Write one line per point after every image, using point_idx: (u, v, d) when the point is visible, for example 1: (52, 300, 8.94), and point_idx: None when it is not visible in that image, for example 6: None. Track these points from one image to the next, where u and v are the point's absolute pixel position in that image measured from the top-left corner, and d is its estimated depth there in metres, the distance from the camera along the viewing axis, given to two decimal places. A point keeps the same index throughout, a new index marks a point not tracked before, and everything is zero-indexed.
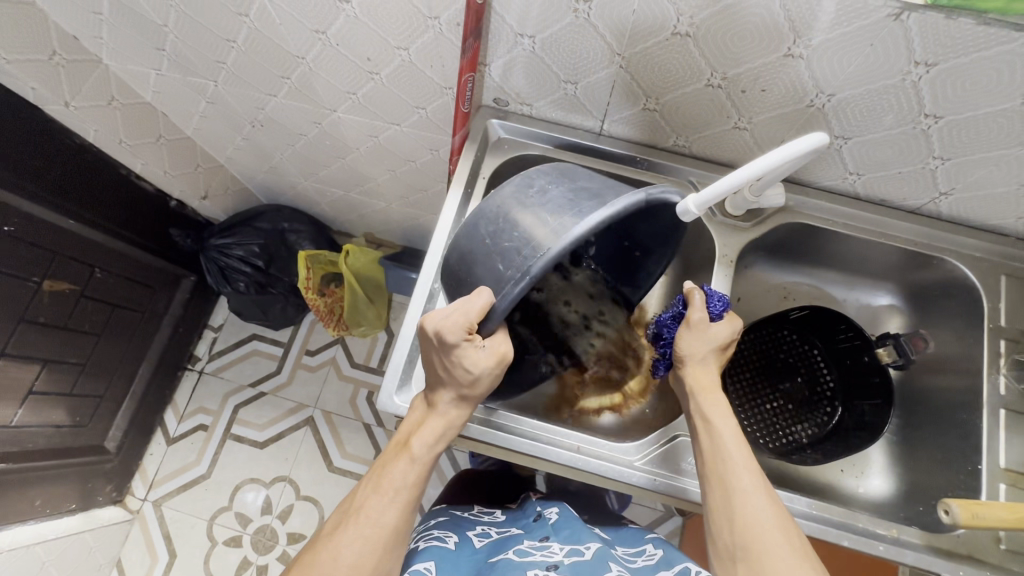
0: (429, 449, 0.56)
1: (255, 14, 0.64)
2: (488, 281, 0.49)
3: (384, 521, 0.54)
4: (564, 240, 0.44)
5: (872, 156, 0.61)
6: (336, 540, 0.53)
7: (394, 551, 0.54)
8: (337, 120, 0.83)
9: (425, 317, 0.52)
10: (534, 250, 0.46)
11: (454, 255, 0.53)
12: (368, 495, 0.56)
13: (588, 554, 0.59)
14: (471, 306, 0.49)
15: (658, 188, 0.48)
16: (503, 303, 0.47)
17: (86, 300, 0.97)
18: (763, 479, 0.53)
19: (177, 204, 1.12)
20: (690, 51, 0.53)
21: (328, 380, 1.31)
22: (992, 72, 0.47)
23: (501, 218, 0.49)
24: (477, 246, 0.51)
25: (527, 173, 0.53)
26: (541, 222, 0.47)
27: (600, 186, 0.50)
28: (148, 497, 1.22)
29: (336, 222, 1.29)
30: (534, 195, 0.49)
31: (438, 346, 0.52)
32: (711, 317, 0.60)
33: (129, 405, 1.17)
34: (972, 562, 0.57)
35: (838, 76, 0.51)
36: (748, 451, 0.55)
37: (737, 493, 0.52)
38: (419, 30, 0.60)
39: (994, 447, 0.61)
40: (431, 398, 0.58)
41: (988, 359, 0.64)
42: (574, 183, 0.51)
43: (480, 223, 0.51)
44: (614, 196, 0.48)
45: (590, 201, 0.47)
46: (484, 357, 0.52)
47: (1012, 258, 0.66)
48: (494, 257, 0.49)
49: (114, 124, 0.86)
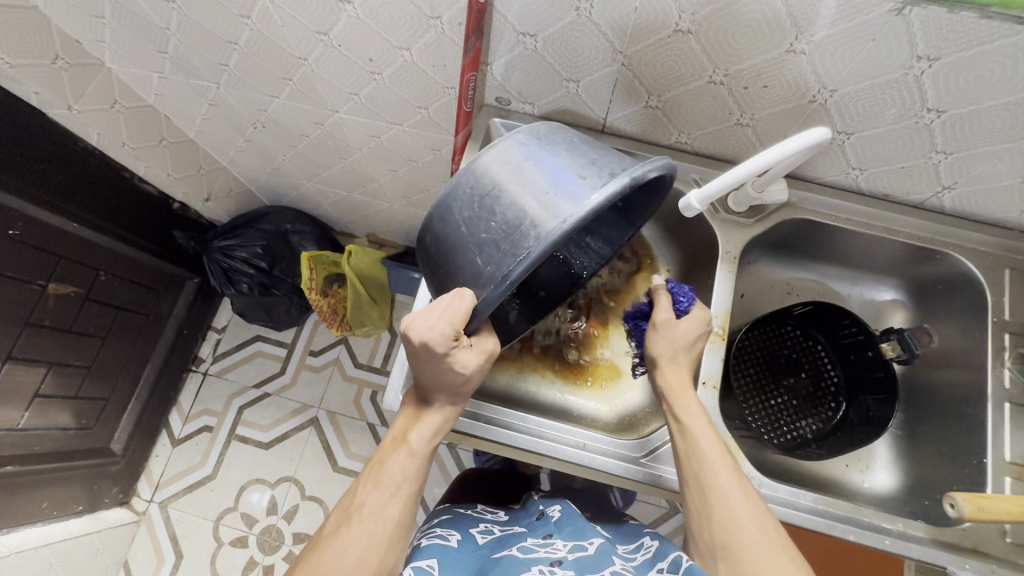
0: (427, 443, 0.57)
1: (257, 16, 0.64)
2: (468, 277, 0.49)
3: (387, 516, 0.55)
4: (541, 244, 0.44)
5: (875, 151, 0.61)
6: (341, 538, 0.54)
7: (400, 544, 0.55)
8: (340, 121, 0.83)
9: (410, 325, 0.51)
10: (512, 250, 0.46)
11: (430, 236, 0.52)
12: (368, 492, 0.56)
13: (591, 550, 0.60)
14: (454, 309, 0.48)
15: (642, 169, 0.46)
16: (485, 307, 0.47)
17: (91, 303, 0.98)
18: (736, 473, 0.54)
19: (179, 207, 1.12)
20: (692, 48, 0.53)
21: (332, 380, 1.31)
22: (995, 66, 0.47)
23: (476, 204, 0.48)
24: (453, 233, 0.50)
25: (503, 142, 0.50)
26: (519, 216, 0.46)
27: (580, 163, 0.48)
28: (154, 499, 1.22)
29: (338, 223, 1.29)
30: (510, 179, 0.48)
31: (426, 355, 0.52)
32: (678, 314, 0.62)
33: (134, 407, 1.17)
34: (978, 555, 0.57)
35: (841, 71, 0.51)
36: (721, 445, 0.55)
37: (712, 491, 0.52)
38: (422, 30, 0.60)
39: (1000, 440, 0.61)
40: (424, 396, 0.58)
41: (993, 352, 0.64)
42: (554, 158, 0.48)
43: (454, 205, 0.49)
44: (593, 180, 0.46)
45: (566, 187, 0.46)
46: (473, 358, 0.53)
47: (1014, 251, 0.66)
48: (471, 249, 0.48)
49: (117, 128, 0.86)
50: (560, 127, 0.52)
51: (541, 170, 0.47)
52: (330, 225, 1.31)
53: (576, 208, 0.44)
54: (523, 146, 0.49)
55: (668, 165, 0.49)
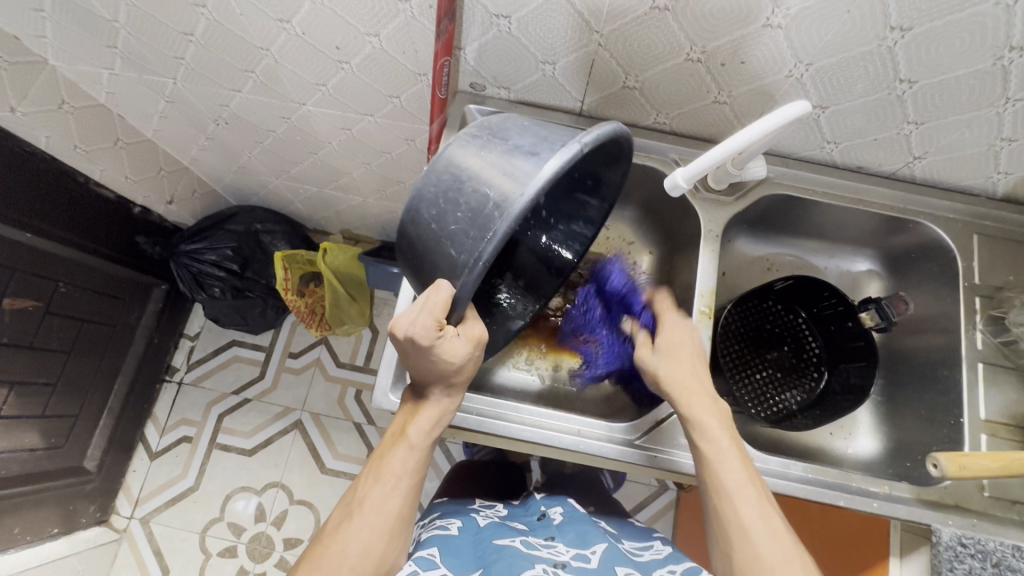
0: (426, 436, 0.56)
1: (212, 4, 0.61)
2: (445, 269, 0.49)
3: (387, 509, 0.53)
4: (505, 222, 0.43)
5: (848, 124, 0.61)
6: (342, 533, 0.53)
7: (401, 537, 0.54)
8: (307, 114, 0.80)
9: (394, 323, 0.50)
10: (481, 235, 0.45)
11: (406, 242, 0.53)
12: (370, 486, 0.55)
13: (595, 561, 0.59)
14: (434, 301, 0.47)
15: (592, 134, 0.45)
16: (464, 292, 0.47)
17: (52, 317, 0.92)
18: (761, 503, 0.50)
19: (141, 211, 1.08)
20: (670, 26, 0.53)
21: (314, 382, 1.28)
22: (962, 36, 0.48)
23: (442, 200, 0.49)
24: (424, 231, 0.50)
25: (458, 140, 0.50)
26: (483, 203, 0.46)
27: (533, 142, 0.48)
28: (135, 515, 1.18)
29: (310, 220, 1.25)
30: (469, 170, 0.48)
31: (414, 350, 0.51)
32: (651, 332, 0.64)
33: (106, 423, 1.12)
34: (958, 511, 0.60)
35: (816, 45, 0.52)
36: (744, 471, 0.52)
37: (733, 527, 0.49)
38: (390, 15, 0.57)
39: (975, 400, 0.64)
40: (420, 388, 0.57)
41: (966, 316, 0.67)
42: (506, 143, 0.49)
43: (422, 206, 0.50)
44: (546, 153, 0.46)
45: (522, 165, 0.46)
46: (461, 346, 0.51)
47: (980, 217, 0.68)
48: (444, 243, 0.48)
49: (67, 130, 0.81)
50: (512, 116, 0.53)
51: (497, 155, 0.48)
52: (301, 223, 1.27)
53: (532, 181, 0.43)
54: (477, 139, 0.50)
55: (620, 126, 0.48)
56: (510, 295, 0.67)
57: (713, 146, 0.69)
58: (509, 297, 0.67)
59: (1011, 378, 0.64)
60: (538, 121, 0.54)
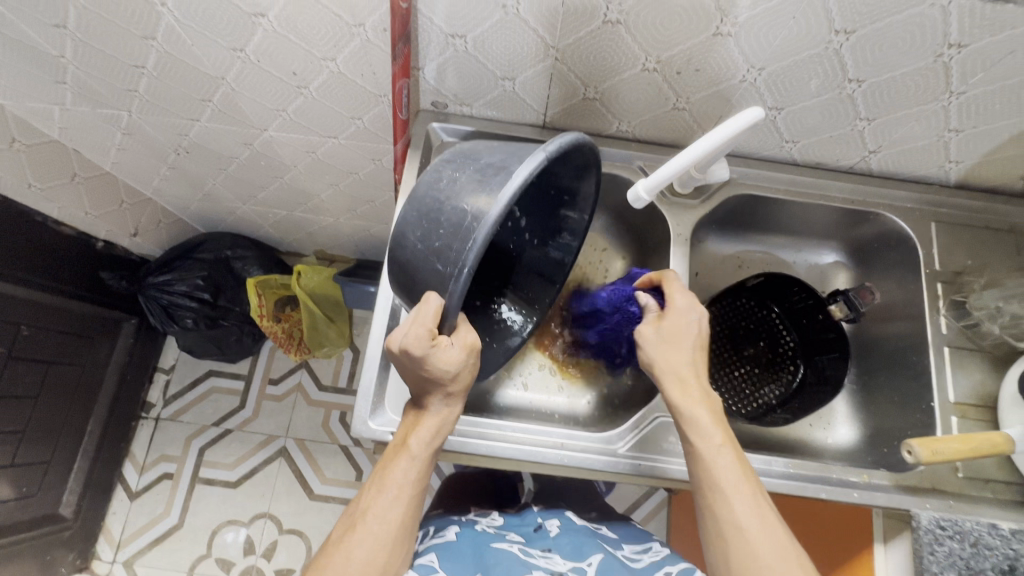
0: (427, 446, 0.55)
1: (163, 36, 0.60)
2: (432, 284, 0.48)
3: (389, 517, 0.53)
4: (483, 229, 0.43)
5: (805, 122, 0.63)
6: (346, 543, 0.52)
7: (403, 546, 0.53)
8: (269, 140, 0.79)
9: (389, 338, 0.50)
10: (463, 245, 0.45)
11: (396, 267, 0.53)
12: (373, 496, 0.54)
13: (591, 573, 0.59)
14: (424, 315, 0.47)
15: (556, 142, 0.46)
16: (452, 303, 0.46)
17: (15, 362, 0.89)
18: (755, 502, 0.50)
19: (105, 245, 1.04)
20: (623, 38, 0.53)
21: (297, 407, 1.26)
22: (904, 36, 0.50)
23: (425, 222, 0.49)
24: (410, 253, 0.50)
25: (434, 167, 0.51)
26: (462, 216, 0.46)
27: (503, 157, 0.48)
28: (117, 558, 1.14)
29: (282, 243, 1.23)
30: (446, 190, 0.48)
31: (408, 361, 0.50)
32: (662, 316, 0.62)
33: (82, 466, 1.08)
34: (936, 493, 0.61)
35: (766, 50, 0.53)
36: (738, 470, 0.52)
37: (728, 525, 0.49)
38: (346, 39, 0.57)
39: (944, 383, 0.65)
40: (419, 399, 0.56)
41: (930, 302, 0.69)
42: (478, 163, 0.49)
43: (407, 230, 0.50)
44: (516, 164, 0.46)
45: (495, 178, 0.46)
46: (455, 354, 0.50)
47: (935, 206, 0.71)
48: (430, 260, 0.48)
49: (19, 169, 0.79)
50: (476, 142, 0.53)
51: (469, 173, 0.48)
52: (273, 246, 1.25)
53: (506, 188, 0.43)
54: (452, 163, 0.51)
55: (584, 136, 0.48)
56: (515, 315, 0.68)
57: (678, 151, 0.70)
58: (515, 317, 0.68)
59: (975, 359, 0.66)
60: (506, 143, 0.55)
